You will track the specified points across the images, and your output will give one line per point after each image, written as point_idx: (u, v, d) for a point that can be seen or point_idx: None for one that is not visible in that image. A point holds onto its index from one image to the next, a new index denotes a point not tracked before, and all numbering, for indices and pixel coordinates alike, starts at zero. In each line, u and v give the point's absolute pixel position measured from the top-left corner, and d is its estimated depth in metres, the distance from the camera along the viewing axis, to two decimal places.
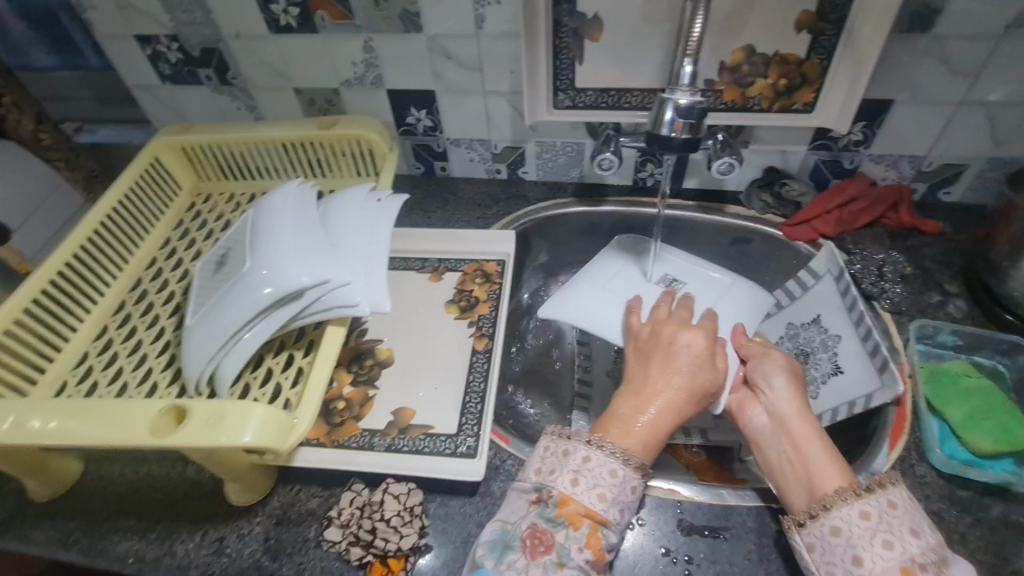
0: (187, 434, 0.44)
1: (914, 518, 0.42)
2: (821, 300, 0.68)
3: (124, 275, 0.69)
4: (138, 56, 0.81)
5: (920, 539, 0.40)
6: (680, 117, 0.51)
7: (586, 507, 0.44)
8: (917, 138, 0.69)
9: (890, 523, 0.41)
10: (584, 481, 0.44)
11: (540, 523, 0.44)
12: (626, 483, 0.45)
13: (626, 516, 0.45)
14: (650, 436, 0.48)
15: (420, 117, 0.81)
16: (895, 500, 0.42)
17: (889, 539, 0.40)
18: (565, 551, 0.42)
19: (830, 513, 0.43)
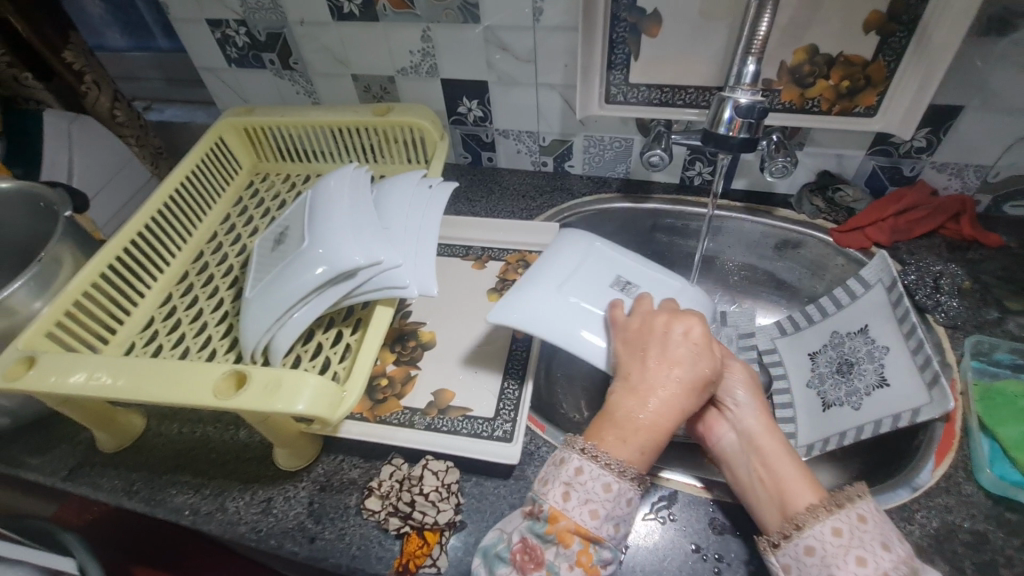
0: (246, 398, 0.47)
1: (884, 530, 0.41)
2: (869, 309, 0.67)
3: (187, 248, 0.73)
4: (208, 40, 0.85)
5: (890, 552, 0.40)
6: (739, 116, 0.50)
7: (578, 524, 0.43)
8: (986, 147, 0.66)
9: (863, 539, 0.40)
10: (574, 496, 0.43)
11: (531, 539, 0.44)
12: (620, 496, 0.43)
13: (620, 531, 0.44)
14: (648, 441, 0.45)
15: (471, 107, 0.82)
16: (864, 515, 0.41)
17: (862, 556, 0.40)
18: (554, 568, 0.42)
19: (805, 530, 0.42)
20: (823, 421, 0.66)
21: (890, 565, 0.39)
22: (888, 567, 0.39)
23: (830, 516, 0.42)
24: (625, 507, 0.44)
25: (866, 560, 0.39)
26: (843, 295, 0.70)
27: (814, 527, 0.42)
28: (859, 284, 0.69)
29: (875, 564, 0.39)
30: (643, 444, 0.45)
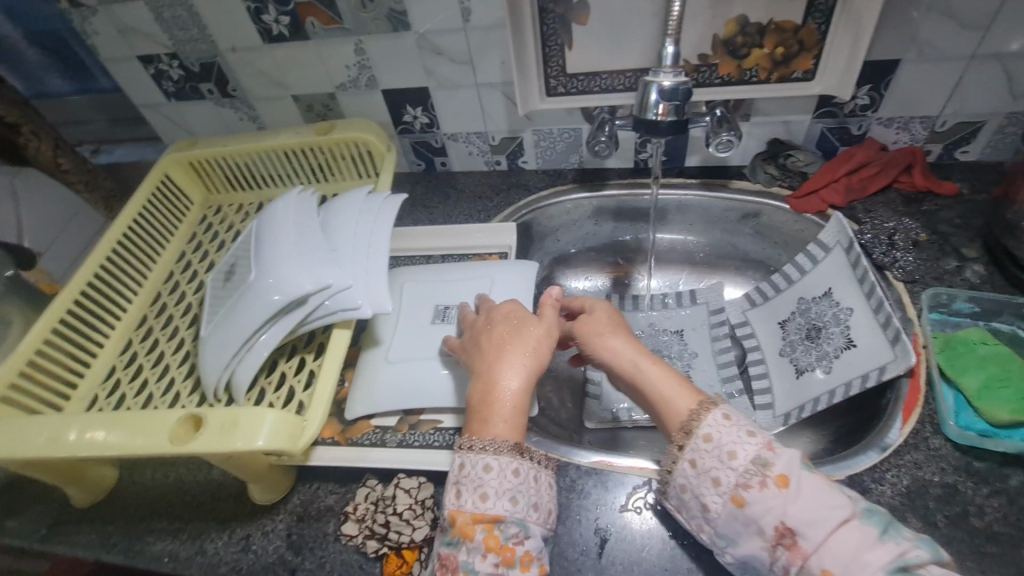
0: (204, 441, 0.46)
1: (747, 419, 0.44)
2: (832, 272, 0.66)
3: (144, 291, 0.72)
4: (142, 77, 0.83)
5: (738, 459, 0.42)
6: (665, 99, 0.50)
7: (472, 513, 0.43)
8: (929, 98, 0.66)
9: (711, 457, 0.43)
10: (464, 491, 0.44)
11: (444, 549, 0.43)
12: (505, 469, 0.44)
13: (518, 503, 0.43)
14: (511, 417, 0.47)
15: (416, 115, 0.82)
16: (729, 413, 0.45)
17: (716, 475, 0.42)
18: (470, 567, 0.41)
19: (698, 427, 0.44)
20: (798, 387, 0.66)
21: (740, 476, 0.41)
22: (738, 478, 0.41)
23: (715, 408, 0.45)
24: (513, 477, 0.43)
25: (720, 479, 0.42)
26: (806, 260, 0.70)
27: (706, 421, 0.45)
28: (820, 247, 0.68)
29: (727, 478, 0.42)
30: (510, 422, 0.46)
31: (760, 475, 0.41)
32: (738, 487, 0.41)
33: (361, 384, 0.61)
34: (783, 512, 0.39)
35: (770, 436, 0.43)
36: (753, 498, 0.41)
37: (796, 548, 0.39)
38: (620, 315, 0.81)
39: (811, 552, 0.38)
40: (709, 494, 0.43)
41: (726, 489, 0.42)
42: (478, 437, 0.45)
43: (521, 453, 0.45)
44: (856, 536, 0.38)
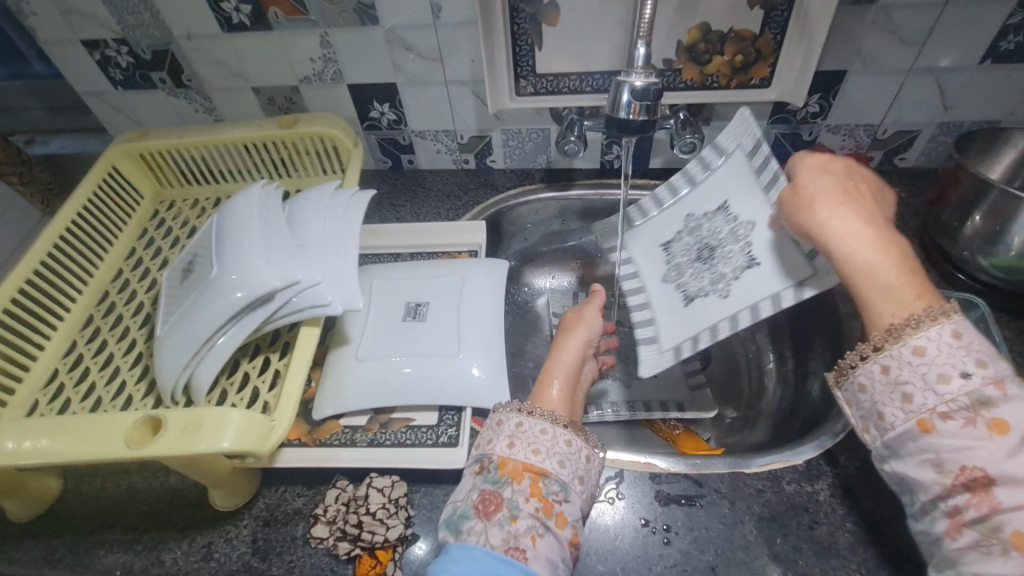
0: (163, 444, 0.44)
1: (979, 348, 0.37)
2: (730, 180, 0.60)
3: (90, 289, 0.68)
4: (87, 62, 0.78)
5: (950, 385, 0.37)
6: (636, 99, 0.51)
7: (525, 462, 0.47)
8: (871, 107, 0.71)
9: (914, 371, 0.38)
10: (519, 442, 0.49)
11: (488, 487, 0.47)
12: (559, 437, 0.49)
13: (566, 467, 0.48)
14: (564, 394, 0.54)
15: (383, 111, 0.80)
16: (960, 331, 0.37)
17: (908, 392, 0.38)
18: (514, 504, 0.45)
19: (900, 343, 0.38)
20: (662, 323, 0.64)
21: (945, 399, 0.36)
22: (937, 403, 0.37)
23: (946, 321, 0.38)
24: (564, 445, 0.49)
25: (912, 396, 0.38)
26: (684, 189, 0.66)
27: (911, 339, 0.38)
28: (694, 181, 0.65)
29: (923, 400, 0.37)
30: (563, 398, 0.54)
31: (972, 411, 0.36)
32: (931, 410, 0.37)
33: (329, 382, 0.59)
34: (988, 458, 0.34)
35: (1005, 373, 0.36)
36: (947, 429, 0.36)
37: (985, 493, 0.34)
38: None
39: (1005, 507, 0.33)
40: (893, 408, 0.38)
41: (917, 411, 0.37)
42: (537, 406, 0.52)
43: (576, 431, 0.50)
44: None
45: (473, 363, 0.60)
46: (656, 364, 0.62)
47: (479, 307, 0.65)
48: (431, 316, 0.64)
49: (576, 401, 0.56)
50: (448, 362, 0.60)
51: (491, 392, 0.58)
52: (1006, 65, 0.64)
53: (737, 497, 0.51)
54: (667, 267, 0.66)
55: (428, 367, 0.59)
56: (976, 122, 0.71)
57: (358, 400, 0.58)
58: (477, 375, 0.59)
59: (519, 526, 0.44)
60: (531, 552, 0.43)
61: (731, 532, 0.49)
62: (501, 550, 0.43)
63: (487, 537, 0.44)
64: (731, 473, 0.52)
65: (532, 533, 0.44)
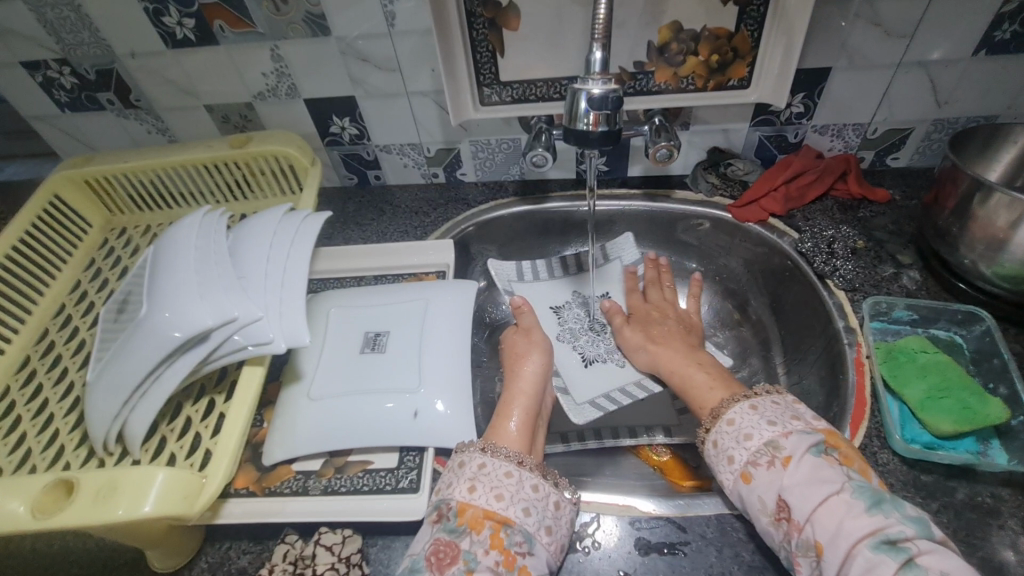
0: (76, 510, 0.39)
1: (776, 411, 0.46)
2: (610, 279, 0.78)
3: (28, 328, 0.63)
4: (29, 85, 0.74)
5: (751, 441, 0.45)
6: (594, 108, 0.46)
7: (485, 508, 0.43)
8: (860, 105, 0.66)
9: (726, 437, 0.47)
10: (479, 485, 0.45)
11: (444, 537, 0.43)
12: (523, 481, 0.46)
13: (531, 515, 0.44)
14: (522, 428, 0.53)
15: (344, 126, 0.76)
16: (757, 404, 0.48)
17: (731, 454, 0.46)
18: (471, 556, 0.41)
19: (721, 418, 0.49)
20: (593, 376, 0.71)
21: (751, 454, 0.45)
22: (750, 456, 0.45)
23: (744, 400, 0.48)
24: (534, 492, 0.45)
25: (734, 458, 0.46)
26: (614, 269, 0.79)
27: (727, 414, 0.49)
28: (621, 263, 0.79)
29: (740, 457, 0.45)
30: (521, 433, 0.52)
31: (770, 455, 0.44)
32: (749, 465, 0.44)
33: (280, 424, 0.54)
34: (781, 486, 0.42)
35: (791, 426, 0.45)
36: (758, 475, 0.43)
37: (793, 522, 0.41)
38: (564, 281, 0.80)
39: (804, 524, 0.40)
40: (726, 470, 0.46)
41: (739, 466, 0.45)
42: (490, 443, 0.49)
43: (544, 474, 0.47)
44: (843, 509, 0.39)
45: (436, 397, 0.55)
46: (580, 411, 0.68)
47: (440, 336, 0.60)
48: (392, 347, 0.59)
49: (536, 437, 0.54)
50: (409, 398, 0.55)
51: (455, 428, 0.54)
52: (1003, 56, 0.60)
53: (724, 542, 0.46)
54: (562, 329, 0.76)
55: (390, 403, 0.54)
56: (973, 118, 0.66)
57: (311, 444, 0.53)
58: (440, 411, 0.54)
59: None
60: None
61: None
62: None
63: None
64: (718, 515, 0.48)
65: None
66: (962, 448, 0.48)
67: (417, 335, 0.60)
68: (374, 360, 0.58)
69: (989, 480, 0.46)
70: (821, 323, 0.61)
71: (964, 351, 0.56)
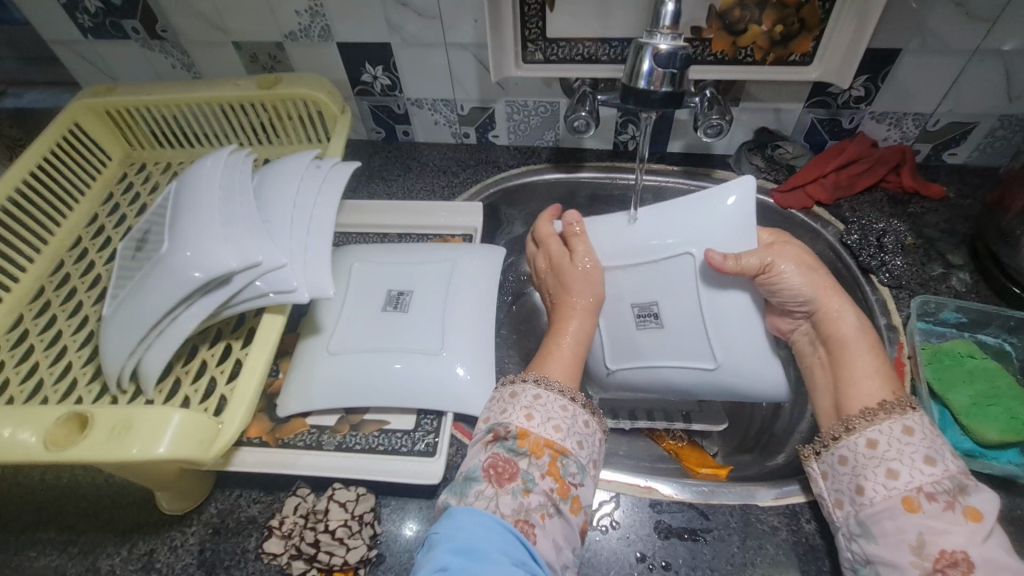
0: (90, 445, 0.38)
1: (935, 444, 0.40)
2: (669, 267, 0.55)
3: (43, 258, 0.61)
4: (50, 6, 0.70)
5: (934, 467, 0.38)
6: (659, 66, 0.42)
7: (547, 436, 0.42)
8: (926, 93, 0.63)
9: (900, 450, 0.40)
10: (537, 415, 0.43)
11: (502, 453, 0.42)
12: (578, 416, 0.44)
13: (584, 449, 0.43)
14: (569, 357, 0.49)
15: (376, 75, 0.72)
16: (913, 427, 0.40)
17: (893, 468, 0.39)
18: (529, 477, 0.40)
19: (891, 419, 0.41)
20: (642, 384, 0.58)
21: (926, 481, 0.38)
22: (923, 483, 0.38)
23: (898, 417, 0.41)
24: (585, 427, 0.44)
25: (898, 474, 0.39)
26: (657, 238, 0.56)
27: (865, 431, 0.42)
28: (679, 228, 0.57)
29: (909, 478, 0.39)
30: (566, 366, 0.49)
31: (952, 496, 0.37)
32: (917, 490, 0.38)
33: (296, 375, 0.53)
34: (965, 542, 0.35)
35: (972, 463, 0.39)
36: (931, 510, 0.37)
37: None
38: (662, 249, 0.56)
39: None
40: (875, 483, 0.40)
41: (903, 489, 0.38)
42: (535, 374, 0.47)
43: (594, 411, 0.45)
44: None
45: (457, 362, 0.53)
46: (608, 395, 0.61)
47: (464, 302, 0.58)
48: (411, 309, 0.57)
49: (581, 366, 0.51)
50: (428, 363, 0.53)
51: (475, 396, 0.52)
52: None
53: (747, 533, 0.45)
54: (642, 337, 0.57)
55: (408, 366, 0.53)
56: None
57: (327, 398, 0.51)
58: (461, 376, 0.53)
59: (532, 499, 0.40)
60: (540, 530, 0.39)
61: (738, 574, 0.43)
62: (510, 521, 0.38)
63: (497, 504, 0.39)
64: (742, 504, 0.46)
65: (543, 510, 0.40)
66: (1006, 458, 0.46)
67: (439, 299, 0.58)
68: (392, 319, 0.57)
69: None
70: None
71: (1012, 359, 0.54)
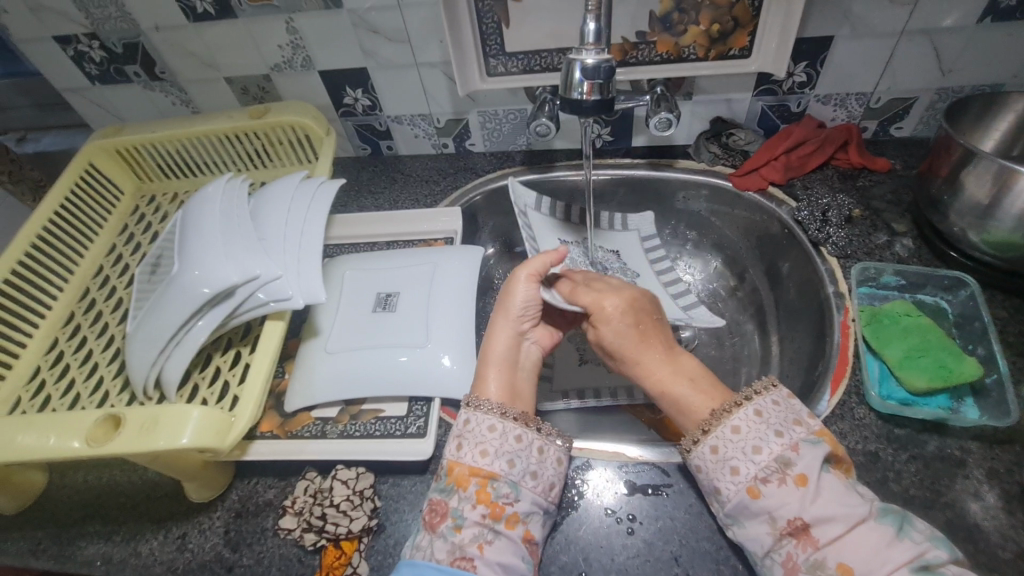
0: (124, 441, 0.45)
1: (759, 432, 0.44)
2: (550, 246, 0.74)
3: (71, 287, 0.68)
4: (61, 58, 0.78)
5: (762, 454, 0.43)
6: (588, 78, 0.48)
7: (471, 466, 0.47)
8: (863, 74, 0.67)
9: (733, 449, 0.44)
10: (465, 443, 0.48)
11: (437, 496, 0.47)
12: (507, 432, 0.48)
13: (516, 466, 0.47)
14: (502, 383, 0.53)
15: (357, 97, 0.79)
16: (738, 425, 0.45)
17: (734, 466, 0.44)
18: (458, 513, 0.45)
19: (720, 425, 0.45)
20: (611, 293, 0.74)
21: (758, 468, 0.43)
22: (757, 470, 0.43)
23: (725, 420, 0.45)
24: (515, 442, 0.48)
25: (738, 469, 0.43)
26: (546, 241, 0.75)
27: (708, 440, 0.45)
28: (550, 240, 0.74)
29: (746, 470, 0.43)
30: (501, 388, 0.52)
31: (781, 473, 0.42)
32: (755, 477, 0.43)
33: (300, 374, 0.59)
34: (801, 507, 0.40)
35: (797, 435, 0.43)
36: (770, 493, 0.42)
37: (807, 537, 0.40)
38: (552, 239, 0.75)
39: (823, 544, 0.39)
40: (726, 482, 0.44)
41: (744, 480, 0.43)
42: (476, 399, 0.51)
43: (527, 423, 0.49)
44: (873, 538, 0.38)
45: (442, 352, 0.59)
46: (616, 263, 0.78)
47: (447, 300, 0.64)
48: (399, 308, 0.64)
49: (520, 381, 0.55)
50: (416, 355, 0.59)
51: (459, 381, 0.58)
52: (1008, 24, 0.60)
53: None
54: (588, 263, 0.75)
55: (400, 359, 0.59)
56: (977, 86, 0.66)
57: (329, 392, 0.57)
58: (447, 365, 0.59)
59: (465, 534, 0.44)
60: (478, 559, 0.43)
61: (697, 521, 0.48)
62: (446, 562, 0.43)
63: (433, 550, 0.44)
64: None
65: (479, 541, 0.44)
66: (936, 404, 0.51)
67: (424, 299, 0.64)
68: (384, 318, 0.63)
69: (959, 434, 0.49)
70: (813, 288, 0.63)
71: (948, 316, 0.58)
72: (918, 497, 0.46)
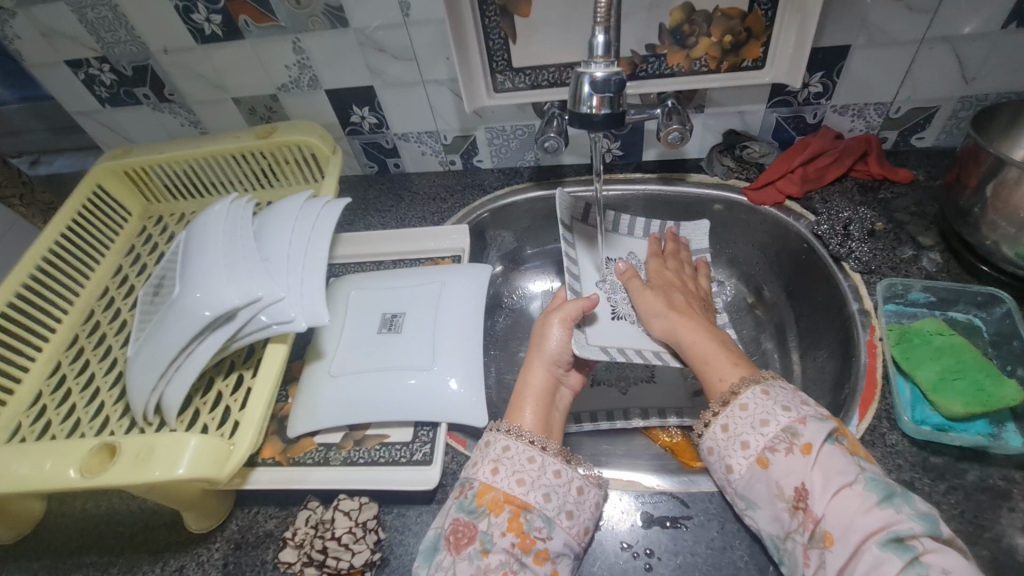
0: (118, 470, 0.43)
1: (767, 407, 0.46)
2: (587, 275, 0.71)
3: (75, 310, 0.68)
4: (73, 82, 0.78)
5: (769, 427, 0.45)
6: (597, 92, 0.47)
7: (506, 492, 0.45)
8: (882, 84, 0.65)
9: (742, 424, 0.46)
10: (502, 469, 0.47)
11: (463, 517, 0.45)
12: (547, 466, 0.47)
13: (552, 501, 0.45)
14: (539, 413, 0.53)
15: (364, 115, 0.78)
16: (747, 403, 0.47)
17: (744, 440, 0.45)
18: (487, 537, 0.43)
19: (731, 403, 0.48)
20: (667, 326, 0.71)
21: (768, 441, 0.44)
22: (766, 442, 0.44)
23: (733, 400, 0.48)
24: (553, 477, 0.47)
25: (749, 444, 0.45)
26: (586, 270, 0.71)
27: (720, 419, 0.48)
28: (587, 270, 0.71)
29: (756, 443, 0.45)
30: (538, 420, 0.52)
31: (788, 442, 0.43)
32: (765, 449, 0.44)
33: (304, 398, 0.58)
34: (801, 475, 0.42)
35: (804, 412, 0.45)
36: (776, 460, 0.43)
37: (808, 512, 0.41)
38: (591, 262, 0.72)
39: (820, 514, 0.40)
40: (736, 458, 0.45)
41: (754, 451, 0.45)
42: (510, 425, 0.51)
43: (567, 461, 0.48)
44: (857, 502, 0.39)
45: (449, 375, 0.57)
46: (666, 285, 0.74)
47: (455, 320, 0.62)
48: (406, 329, 0.62)
49: (554, 417, 0.55)
50: (423, 379, 0.57)
51: (467, 406, 0.56)
52: None
53: (727, 518, 0.47)
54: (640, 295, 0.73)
55: (408, 381, 0.57)
56: (1002, 94, 0.64)
57: (334, 417, 0.56)
58: (454, 388, 0.57)
59: (491, 560, 0.42)
60: None
61: (718, 556, 0.45)
62: None
63: (456, 571, 0.42)
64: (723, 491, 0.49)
65: (504, 569, 0.42)
66: (975, 430, 0.48)
67: (431, 319, 0.62)
68: (392, 339, 0.61)
69: (1001, 462, 0.46)
70: (836, 305, 0.60)
71: (982, 333, 0.55)
72: (960, 531, 0.43)
